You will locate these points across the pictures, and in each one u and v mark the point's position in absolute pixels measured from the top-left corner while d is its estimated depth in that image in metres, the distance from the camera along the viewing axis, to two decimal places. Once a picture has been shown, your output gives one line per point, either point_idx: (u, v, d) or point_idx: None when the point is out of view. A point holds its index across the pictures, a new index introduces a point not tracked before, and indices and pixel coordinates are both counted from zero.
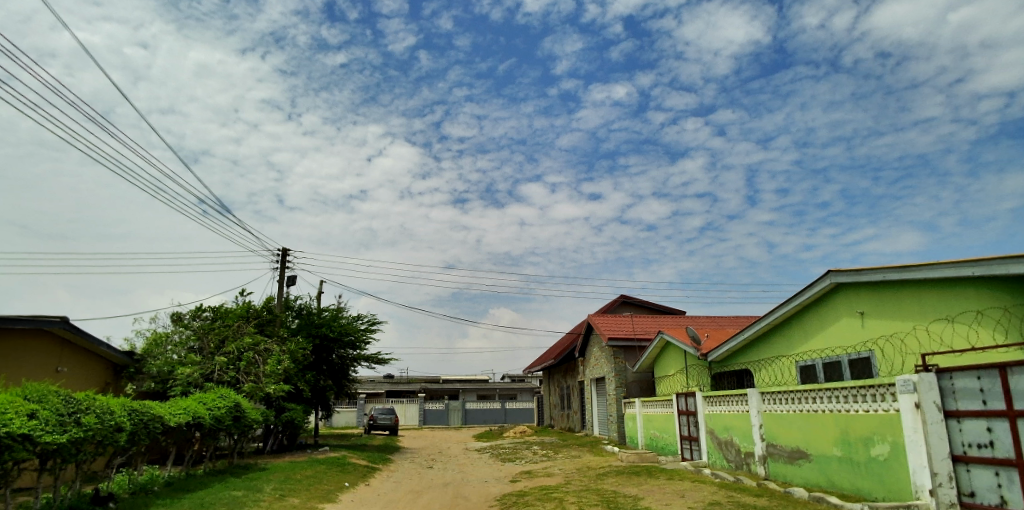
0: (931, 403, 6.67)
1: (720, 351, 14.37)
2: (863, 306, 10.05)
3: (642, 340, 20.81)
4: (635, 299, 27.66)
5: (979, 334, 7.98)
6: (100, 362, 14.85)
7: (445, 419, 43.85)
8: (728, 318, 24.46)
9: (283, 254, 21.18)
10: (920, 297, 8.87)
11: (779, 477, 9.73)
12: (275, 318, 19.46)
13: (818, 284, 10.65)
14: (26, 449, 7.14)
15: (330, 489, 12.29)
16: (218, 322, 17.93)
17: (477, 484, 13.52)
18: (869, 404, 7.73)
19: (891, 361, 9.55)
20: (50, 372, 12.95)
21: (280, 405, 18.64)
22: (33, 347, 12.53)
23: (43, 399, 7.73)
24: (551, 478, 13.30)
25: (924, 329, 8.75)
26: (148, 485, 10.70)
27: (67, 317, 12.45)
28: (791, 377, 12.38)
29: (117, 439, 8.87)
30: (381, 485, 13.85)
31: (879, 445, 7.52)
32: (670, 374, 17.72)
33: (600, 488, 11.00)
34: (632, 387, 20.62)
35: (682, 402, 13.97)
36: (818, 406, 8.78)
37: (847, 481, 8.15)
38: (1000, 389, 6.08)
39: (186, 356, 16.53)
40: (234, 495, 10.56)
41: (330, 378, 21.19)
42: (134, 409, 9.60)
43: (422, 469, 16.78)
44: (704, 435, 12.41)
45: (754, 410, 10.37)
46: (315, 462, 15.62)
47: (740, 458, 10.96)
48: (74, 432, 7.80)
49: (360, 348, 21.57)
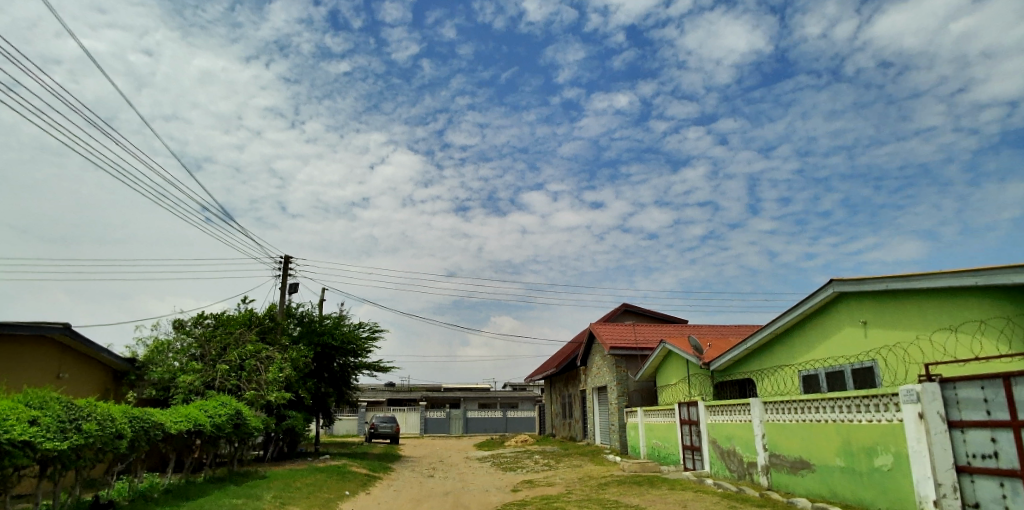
0: (935, 413, 6.63)
1: (722, 361, 14.34)
2: (866, 316, 10.02)
3: (644, 349, 20.75)
4: (637, 308, 27.62)
5: (982, 344, 7.95)
6: (100, 368, 14.81)
7: (446, 427, 43.68)
8: (730, 327, 24.39)
9: (284, 262, 21.23)
10: (922, 307, 8.85)
11: (782, 487, 9.67)
12: (276, 325, 19.47)
13: (820, 293, 10.62)
14: (26, 456, 7.12)
15: (330, 498, 12.23)
16: (220, 330, 17.97)
17: (478, 493, 13.45)
18: (872, 414, 7.68)
19: (894, 370, 9.51)
20: (51, 378, 12.92)
21: (280, 413, 18.59)
22: (33, 352, 12.50)
23: (44, 406, 7.72)
24: (552, 488, 13.24)
25: (927, 339, 8.72)
26: (148, 492, 10.66)
27: (68, 323, 12.43)
28: (794, 387, 12.33)
29: (117, 446, 8.84)
30: (381, 494, 13.77)
31: (881, 456, 7.48)
32: (672, 384, 17.67)
33: (601, 498, 10.93)
34: (633, 396, 20.59)
35: (683, 411, 13.92)
36: (821, 416, 8.74)
37: (850, 491, 8.09)
38: (1004, 399, 6.05)
39: (188, 363, 16.54)
40: (234, 503, 10.52)
41: (331, 386, 21.16)
42: (135, 416, 9.58)
43: (423, 478, 16.69)
44: (706, 444, 12.35)
45: (757, 420, 10.32)
46: (316, 470, 15.55)
47: (742, 467, 10.90)
48: (75, 438, 7.79)
49: (361, 356, 21.54)
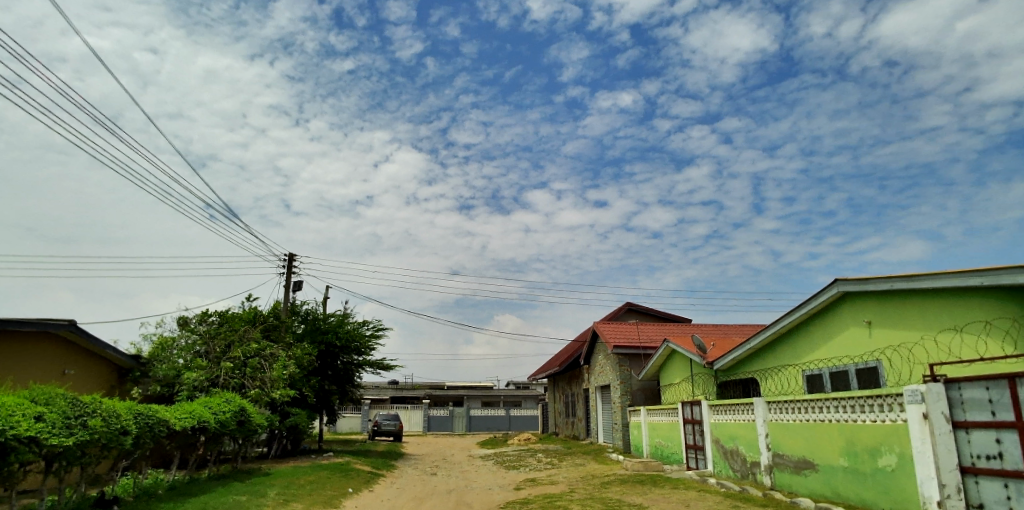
0: (939, 414, 6.61)
1: (726, 360, 14.32)
2: (870, 316, 10.00)
3: (648, 348, 20.74)
4: (641, 307, 27.57)
5: (987, 345, 7.92)
6: (106, 365, 14.91)
7: (449, 426, 43.70)
8: (734, 327, 24.31)
9: (289, 259, 21.29)
10: (926, 307, 8.83)
11: (785, 487, 9.65)
12: (280, 323, 19.53)
13: (824, 293, 10.61)
14: (31, 451, 7.17)
15: (333, 495, 12.26)
16: (224, 327, 18.03)
17: (481, 492, 13.46)
18: (876, 414, 7.66)
19: (898, 371, 9.48)
20: (57, 375, 13.00)
21: (284, 410, 18.62)
22: (40, 349, 12.61)
23: (50, 402, 7.75)
24: (555, 487, 13.23)
25: (932, 339, 8.70)
26: (152, 489, 10.70)
27: (74, 319, 12.53)
28: (797, 387, 12.31)
29: (121, 442, 8.87)
30: (384, 492, 13.80)
31: (885, 456, 7.46)
32: (675, 383, 17.67)
33: (604, 497, 10.95)
34: (636, 395, 20.60)
35: (687, 411, 13.90)
36: (824, 416, 8.73)
37: (853, 491, 8.08)
38: (1009, 400, 6.02)
39: (193, 360, 16.57)
40: (237, 500, 10.54)
41: (334, 384, 21.21)
42: (139, 413, 9.61)
43: (425, 476, 16.72)
44: (710, 444, 12.33)
45: (760, 420, 10.31)
46: (319, 468, 15.59)
47: (745, 467, 10.88)
48: (80, 435, 7.83)
49: (365, 354, 21.58)
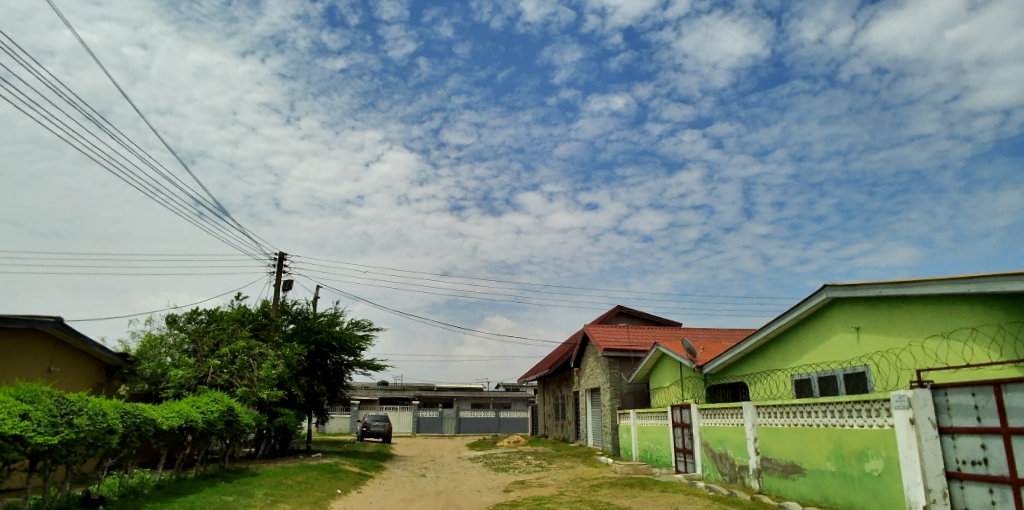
0: (926, 419, 6.66)
1: (715, 365, 14.42)
2: (858, 321, 10.08)
3: (638, 351, 20.80)
4: (631, 310, 27.68)
5: (973, 351, 8.01)
6: (93, 363, 14.73)
7: (439, 427, 43.52)
8: (724, 332, 24.45)
9: (279, 259, 21.16)
10: (916, 313, 8.88)
11: (773, 491, 9.71)
12: (270, 322, 19.41)
13: (813, 298, 10.69)
14: (16, 449, 7.09)
15: (321, 496, 12.16)
16: (213, 325, 18.00)
17: (471, 494, 13.44)
18: (864, 419, 7.72)
19: (886, 376, 9.56)
20: (43, 371, 12.88)
21: (273, 410, 18.48)
22: (27, 346, 12.50)
23: (36, 399, 7.65)
24: (545, 489, 13.21)
25: (920, 345, 8.80)
26: (138, 488, 10.59)
27: (61, 317, 12.32)
28: (786, 391, 12.39)
29: (107, 441, 8.77)
30: (372, 493, 13.74)
31: (873, 460, 7.52)
32: (665, 387, 17.71)
33: (594, 500, 10.97)
34: (626, 398, 20.60)
35: (677, 414, 13.92)
36: (813, 420, 8.77)
37: (840, 495, 8.14)
38: (994, 406, 6.08)
39: (180, 359, 16.43)
40: (224, 500, 10.46)
41: (324, 384, 21.11)
42: (126, 412, 9.50)
43: (414, 478, 16.66)
44: (699, 448, 12.38)
45: (749, 424, 10.36)
46: (308, 468, 15.48)
47: (734, 471, 10.93)
48: (66, 433, 7.74)
49: (355, 355, 21.48)
